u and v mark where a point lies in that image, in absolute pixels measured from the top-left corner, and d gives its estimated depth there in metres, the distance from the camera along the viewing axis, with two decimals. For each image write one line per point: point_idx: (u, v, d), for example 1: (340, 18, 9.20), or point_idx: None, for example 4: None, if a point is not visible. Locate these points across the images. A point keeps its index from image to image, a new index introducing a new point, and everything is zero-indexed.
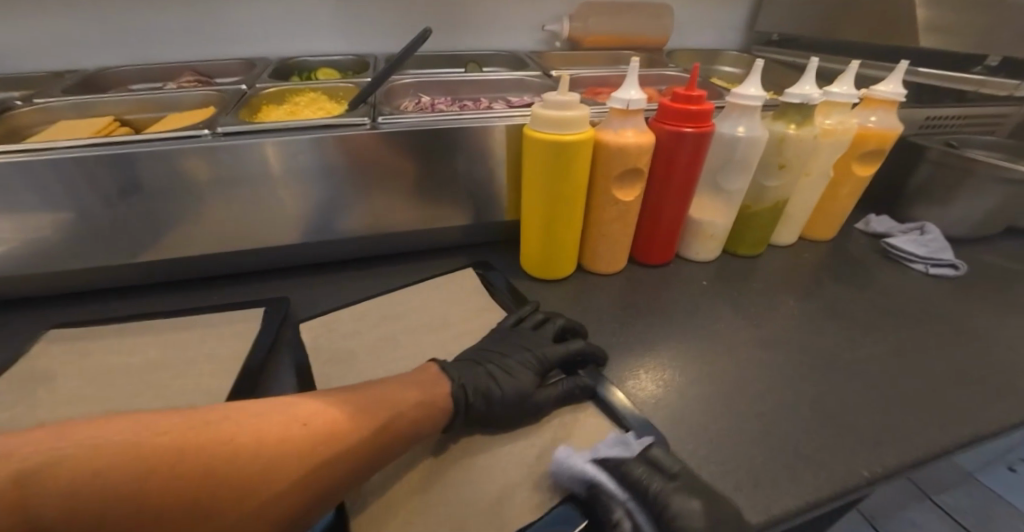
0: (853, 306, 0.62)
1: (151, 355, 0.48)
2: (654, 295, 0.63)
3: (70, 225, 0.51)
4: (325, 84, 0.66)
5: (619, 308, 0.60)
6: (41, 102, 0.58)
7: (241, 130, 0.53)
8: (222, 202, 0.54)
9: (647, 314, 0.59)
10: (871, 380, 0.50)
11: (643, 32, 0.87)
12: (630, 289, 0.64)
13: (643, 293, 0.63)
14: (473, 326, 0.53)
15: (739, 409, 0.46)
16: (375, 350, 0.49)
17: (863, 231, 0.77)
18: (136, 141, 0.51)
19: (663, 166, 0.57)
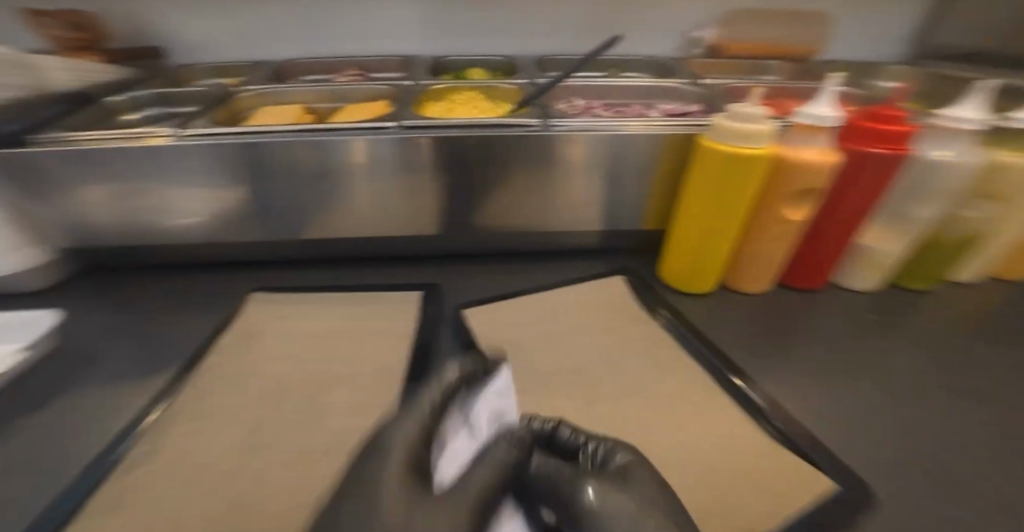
0: None
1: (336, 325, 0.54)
2: (807, 319, 0.59)
3: (275, 200, 0.58)
4: (485, 84, 0.68)
5: (774, 329, 0.57)
6: (255, 88, 0.66)
7: (422, 125, 0.57)
8: (397, 188, 0.59)
9: (804, 338, 0.56)
10: None
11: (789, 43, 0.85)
12: (782, 310, 0.60)
13: (797, 316, 0.59)
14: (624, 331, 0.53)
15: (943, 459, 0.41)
16: (534, 343, 0.51)
17: None
18: (335, 129, 0.57)
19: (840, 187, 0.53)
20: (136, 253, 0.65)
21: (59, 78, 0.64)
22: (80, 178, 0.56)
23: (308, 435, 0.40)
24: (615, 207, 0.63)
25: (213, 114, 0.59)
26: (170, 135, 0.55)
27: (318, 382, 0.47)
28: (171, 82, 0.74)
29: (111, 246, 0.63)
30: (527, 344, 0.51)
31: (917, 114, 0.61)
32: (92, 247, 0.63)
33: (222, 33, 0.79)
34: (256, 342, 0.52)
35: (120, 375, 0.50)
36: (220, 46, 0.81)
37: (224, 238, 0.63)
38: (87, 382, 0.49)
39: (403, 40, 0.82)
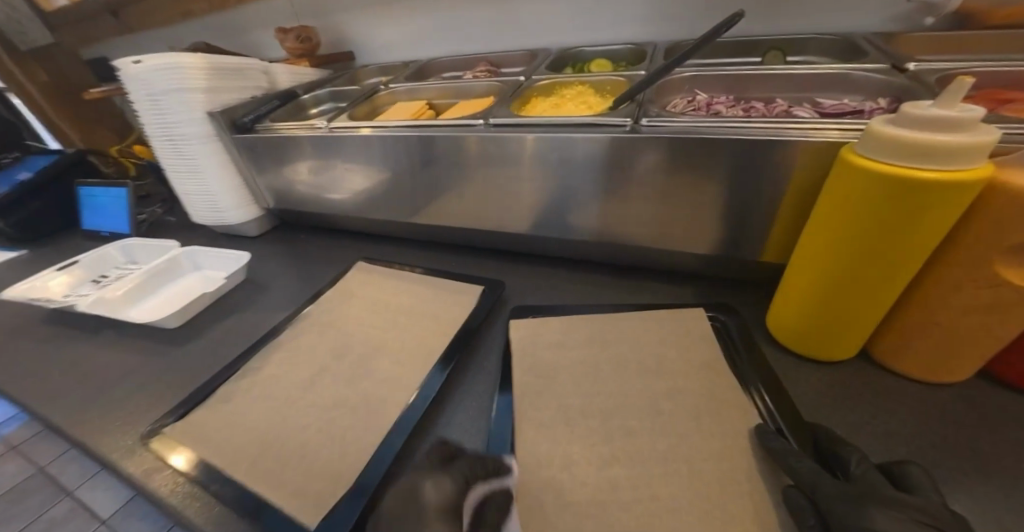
0: None
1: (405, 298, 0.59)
2: (1017, 439, 0.38)
3: (389, 186, 0.67)
4: (596, 77, 0.63)
5: (938, 435, 0.38)
6: (392, 88, 0.77)
7: (508, 123, 0.57)
8: (481, 182, 0.60)
9: (992, 465, 0.36)
10: None
11: None
12: (969, 412, 0.40)
13: (995, 428, 0.38)
14: (687, 380, 0.43)
15: None
16: (573, 366, 0.47)
17: None
18: (434, 125, 0.61)
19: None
20: (306, 216, 0.85)
21: (284, 81, 0.85)
22: (273, 157, 0.75)
23: (346, 393, 0.46)
24: (720, 228, 0.51)
25: (355, 109, 0.71)
26: (323, 128, 0.70)
27: (372, 346, 0.52)
28: (350, 81, 0.91)
29: (291, 210, 0.84)
30: (564, 365, 0.47)
31: None
32: (281, 209, 0.84)
33: (393, 38, 0.95)
34: (346, 301, 0.61)
35: (267, 308, 0.66)
36: (391, 50, 0.97)
37: (357, 212, 0.76)
38: (249, 308, 0.67)
39: (535, 34, 0.83)
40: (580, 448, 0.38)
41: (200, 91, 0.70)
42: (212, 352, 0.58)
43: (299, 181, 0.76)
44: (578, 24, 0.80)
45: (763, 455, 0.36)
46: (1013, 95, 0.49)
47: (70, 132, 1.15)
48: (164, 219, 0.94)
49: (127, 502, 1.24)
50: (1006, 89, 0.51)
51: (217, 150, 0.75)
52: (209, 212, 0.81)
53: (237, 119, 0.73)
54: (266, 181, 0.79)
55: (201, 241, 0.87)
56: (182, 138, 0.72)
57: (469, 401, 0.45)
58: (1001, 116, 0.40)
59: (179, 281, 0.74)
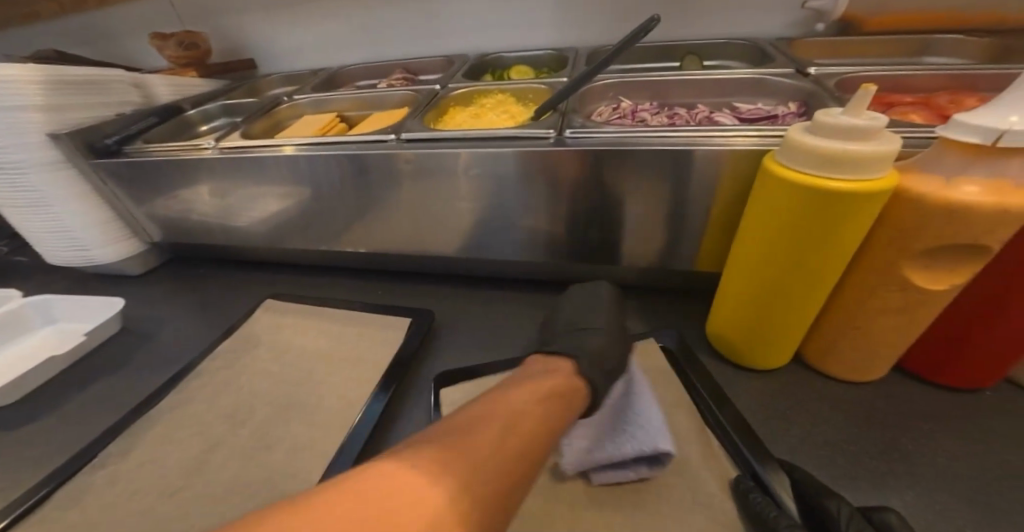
0: None
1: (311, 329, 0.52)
2: (931, 428, 0.39)
3: (297, 211, 0.60)
4: (517, 85, 0.60)
5: (862, 436, 0.39)
6: (296, 100, 0.69)
7: (421, 138, 0.52)
8: (399, 203, 0.54)
9: (914, 461, 0.37)
10: None
11: (955, 7, 0.60)
12: (886, 407, 0.41)
13: (910, 420, 0.40)
14: None
15: None
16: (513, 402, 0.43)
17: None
18: (340, 143, 0.55)
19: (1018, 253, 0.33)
20: (202, 248, 0.73)
21: (163, 93, 0.73)
22: (152, 185, 0.63)
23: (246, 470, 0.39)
24: (651, 238, 0.50)
25: (250, 125, 0.63)
26: (211, 149, 0.60)
27: (281, 404, 0.45)
28: (247, 91, 0.81)
29: (184, 242, 0.72)
30: None
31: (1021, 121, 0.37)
32: (170, 242, 0.72)
33: (297, 44, 0.85)
34: (249, 349, 0.53)
35: (151, 363, 0.55)
36: (295, 56, 0.87)
37: (263, 239, 0.66)
38: (128, 366, 0.55)
39: (453, 39, 0.79)
40: None
41: (37, 107, 0.56)
42: (74, 430, 0.47)
43: (188, 210, 0.66)
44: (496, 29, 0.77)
45: None
46: (898, 98, 0.53)
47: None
48: (14, 260, 0.77)
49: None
50: (892, 91, 0.55)
51: (73, 179, 0.61)
52: (69, 252, 0.66)
53: (99, 141, 0.61)
54: (146, 211, 0.67)
55: (67, 286, 0.72)
56: (15, 166, 0.57)
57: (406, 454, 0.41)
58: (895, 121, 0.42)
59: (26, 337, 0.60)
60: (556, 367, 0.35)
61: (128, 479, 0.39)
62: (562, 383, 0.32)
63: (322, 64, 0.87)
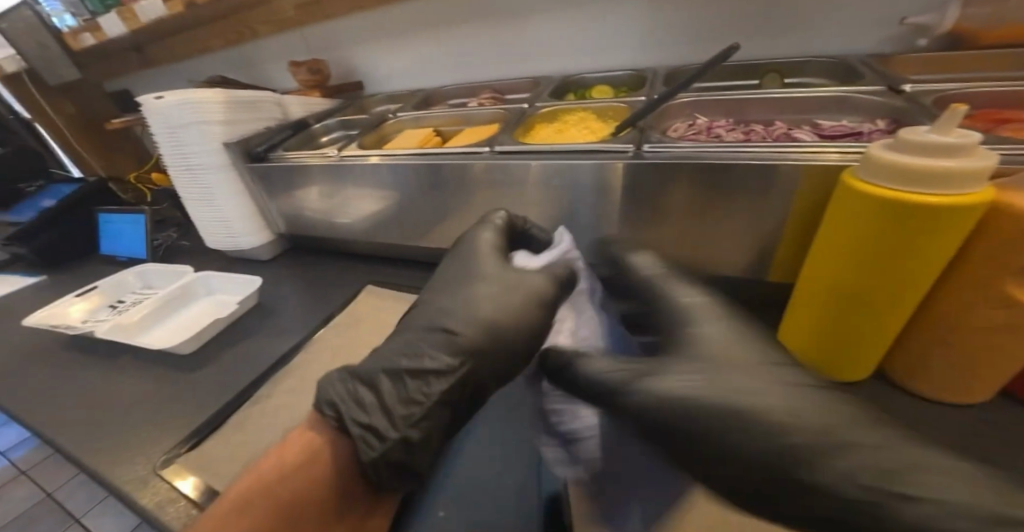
0: None
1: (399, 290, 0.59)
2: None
3: (399, 211, 0.69)
4: (597, 103, 0.65)
5: None
6: (399, 116, 0.79)
7: (511, 149, 0.58)
8: (485, 208, 0.61)
9: None
10: None
11: None
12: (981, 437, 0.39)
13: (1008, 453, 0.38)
14: None
15: None
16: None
17: None
18: (440, 152, 0.63)
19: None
20: (316, 241, 0.87)
21: (296, 111, 0.88)
22: (285, 186, 0.77)
23: None
24: (722, 250, 0.52)
25: (364, 138, 0.74)
26: (334, 156, 0.72)
27: None
28: (358, 108, 0.94)
29: (303, 235, 0.85)
30: None
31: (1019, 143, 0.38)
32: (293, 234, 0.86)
33: (401, 67, 0.98)
34: (355, 326, 0.62)
35: (279, 331, 0.67)
36: (398, 78, 1.00)
37: (367, 235, 0.77)
38: (262, 332, 0.68)
39: (537, 62, 0.86)
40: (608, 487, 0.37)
41: (216, 123, 0.74)
42: (227, 378, 0.59)
43: (310, 207, 0.78)
44: (579, 51, 0.83)
45: None
46: (1008, 114, 0.50)
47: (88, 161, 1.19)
48: (177, 243, 0.97)
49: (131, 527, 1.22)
50: (1003, 108, 0.52)
51: (231, 179, 0.78)
52: (224, 237, 0.84)
53: (251, 150, 0.76)
54: (279, 207, 0.81)
55: (216, 267, 0.89)
56: (199, 167, 0.76)
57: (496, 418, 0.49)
58: (1000, 138, 0.40)
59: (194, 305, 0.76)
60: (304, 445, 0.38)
61: (272, 417, 0.49)
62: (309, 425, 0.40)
63: (420, 85, 0.99)
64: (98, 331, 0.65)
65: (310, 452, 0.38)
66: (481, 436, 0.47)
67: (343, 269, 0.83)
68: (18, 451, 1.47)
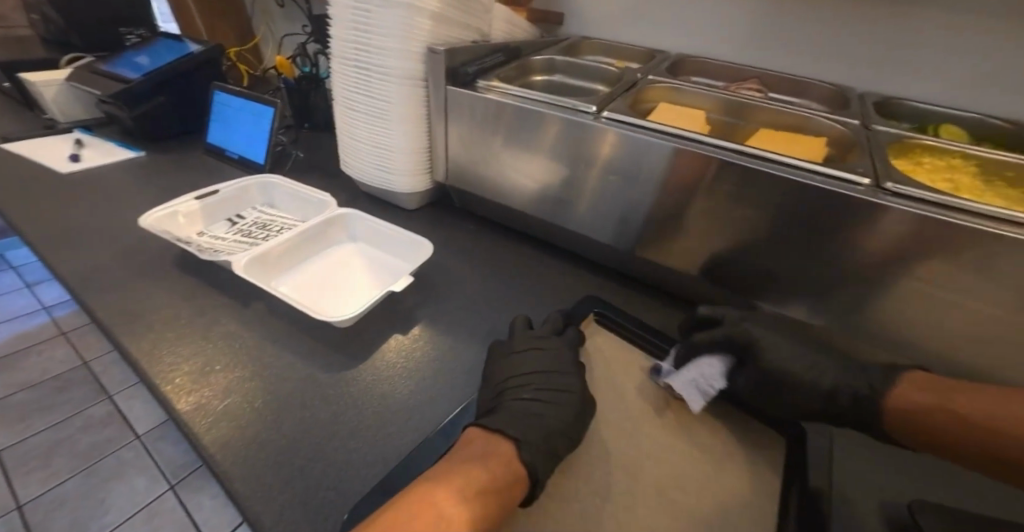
0: None
1: (567, 356, 0.42)
2: None
3: (650, 213, 0.52)
4: (990, 153, 0.45)
5: None
6: (655, 80, 0.59)
7: (918, 195, 0.39)
8: (792, 247, 0.45)
9: None
10: None
11: None
12: None
13: None
14: None
15: None
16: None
17: None
18: (776, 160, 0.44)
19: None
20: (475, 203, 0.69)
21: (497, 31, 0.67)
22: (489, 128, 0.58)
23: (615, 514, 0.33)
24: None
25: (618, 99, 0.54)
26: (589, 112, 0.53)
27: (629, 441, 0.39)
28: (568, 50, 0.73)
29: (470, 194, 0.67)
30: None
31: None
32: (453, 188, 0.68)
33: (626, 13, 0.77)
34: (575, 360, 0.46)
35: (450, 315, 0.52)
36: (617, 26, 0.79)
37: (572, 224, 0.59)
38: (433, 317, 0.52)
39: (828, 62, 0.66)
40: None
41: (427, 16, 0.53)
42: (410, 384, 0.43)
43: (509, 167, 0.60)
44: (902, 61, 0.62)
45: None
46: None
47: (198, 24, 1.02)
48: (296, 153, 0.81)
49: (166, 422, 1.13)
50: None
51: (415, 96, 0.58)
52: (374, 168, 0.66)
53: (458, 68, 0.56)
54: (460, 152, 0.62)
55: (346, 198, 0.71)
56: (384, 70, 0.56)
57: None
58: None
59: (336, 248, 0.59)
60: (496, 449, 0.32)
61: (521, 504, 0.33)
62: (490, 465, 0.30)
63: (644, 43, 0.78)
64: (234, 264, 0.47)
65: (497, 459, 0.31)
66: None
67: (507, 246, 0.66)
68: (60, 310, 1.38)
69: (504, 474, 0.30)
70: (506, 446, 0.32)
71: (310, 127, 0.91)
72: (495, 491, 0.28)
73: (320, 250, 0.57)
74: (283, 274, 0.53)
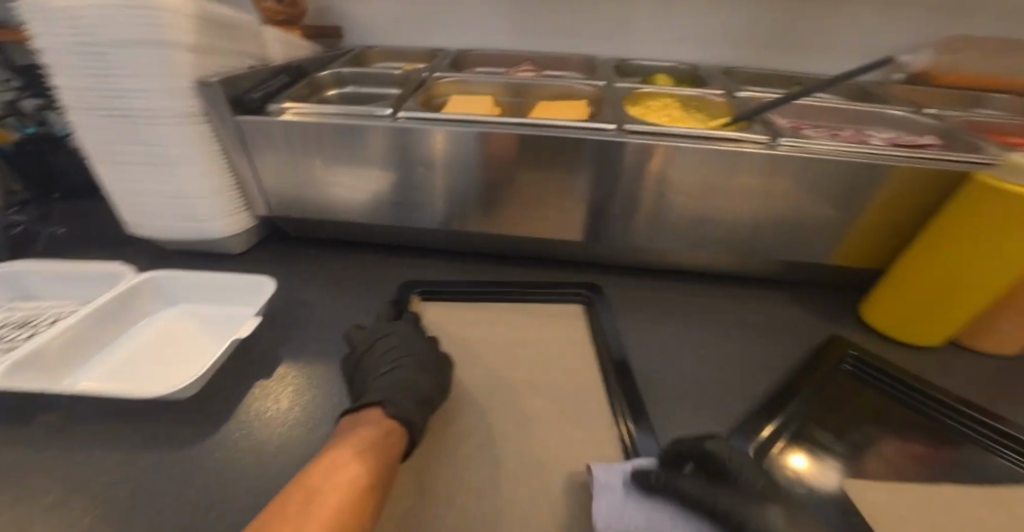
0: None
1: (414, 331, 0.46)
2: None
3: (473, 193, 0.59)
4: (685, 92, 0.63)
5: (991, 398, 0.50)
6: (441, 76, 0.65)
7: (644, 131, 0.54)
8: (583, 190, 0.57)
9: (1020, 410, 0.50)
10: None
11: None
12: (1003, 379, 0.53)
13: None
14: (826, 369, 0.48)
15: None
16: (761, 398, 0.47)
17: None
18: (550, 124, 0.55)
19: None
20: (307, 228, 0.67)
21: (274, 53, 0.65)
22: (297, 150, 0.57)
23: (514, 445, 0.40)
24: (804, 241, 0.58)
25: (413, 99, 0.59)
26: (387, 117, 0.56)
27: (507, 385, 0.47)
28: (356, 62, 0.75)
29: (300, 220, 0.65)
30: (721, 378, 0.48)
31: (991, 149, 0.52)
32: (279, 219, 0.65)
33: (399, 18, 0.81)
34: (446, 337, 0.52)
35: (313, 341, 0.52)
36: (394, 30, 0.83)
37: (410, 221, 0.63)
38: (295, 350, 0.50)
39: (573, 41, 0.80)
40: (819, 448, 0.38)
41: (187, 49, 0.49)
42: (288, 422, 0.42)
43: (330, 183, 0.60)
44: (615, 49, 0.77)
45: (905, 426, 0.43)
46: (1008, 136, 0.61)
47: None
48: (53, 232, 0.67)
49: None
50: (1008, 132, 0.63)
51: (201, 135, 0.53)
52: (176, 220, 0.58)
53: (240, 97, 0.54)
54: (274, 180, 0.60)
55: (149, 264, 0.62)
56: (150, 113, 0.50)
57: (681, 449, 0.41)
58: (1001, 147, 0.54)
59: (147, 320, 0.52)
60: (364, 420, 0.35)
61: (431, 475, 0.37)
62: (365, 433, 0.32)
63: (424, 43, 0.83)
64: None
65: (366, 427, 0.33)
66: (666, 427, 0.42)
67: (357, 258, 0.67)
68: None
69: (377, 432, 0.33)
70: (373, 412, 0.35)
71: (60, 197, 0.76)
72: (374, 447, 0.31)
73: (124, 328, 0.49)
74: (78, 370, 0.44)
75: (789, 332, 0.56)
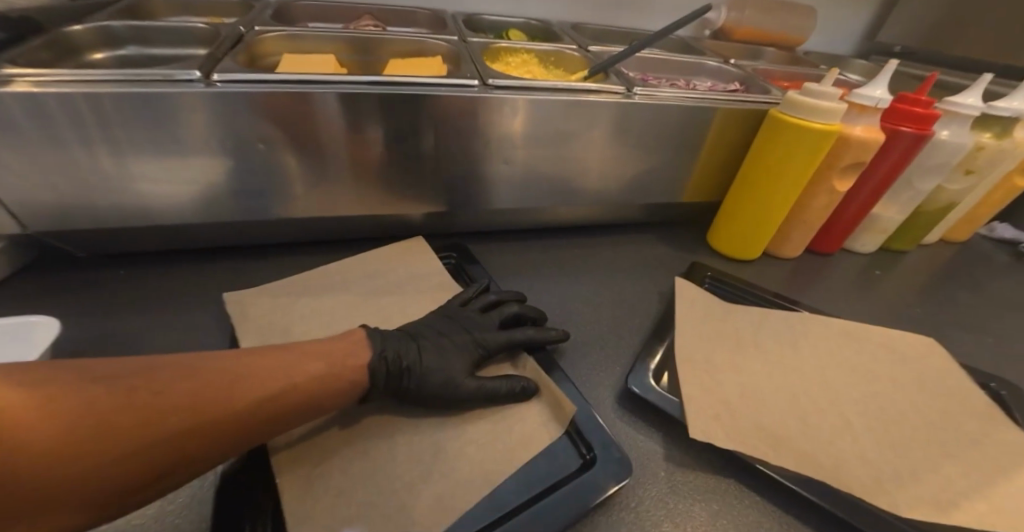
0: (961, 307, 0.73)
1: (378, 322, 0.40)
2: (809, 282, 0.69)
3: (330, 168, 0.51)
4: (541, 47, 0.63)
5: (791, 290, 0.65)
6: (265, 31, 0.54)
7: (508, 86, 0.53)
8: (456, 155, 0.54)
9: (807, 294, 0.66)
10: (991, 362, 0.62)
11: (786, 30, 0.91)
12: (796, 275, 0.69)
13: (805, 282, 0.68)
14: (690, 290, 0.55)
15: (940, 371, 0.52)
16: (644, 327, 0.52)
17: (988, 236, 0.93)
18: (407, 83, 0.50)
19: (921, 144, 0.61)
20: (101, 239, 0.51)
21: None
22: (53, 133, 0.41)
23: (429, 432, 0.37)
24: (658, 183, 0.65)
25: (233, 57, 0.48)
26: (196, 81, 0.44)
27: None
28: (132, 14, 0.57)
29: (88, 230, 0.49)
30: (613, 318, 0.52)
31: (776, 91, 0.65)
32: (49, 232, 0.48)
33: None
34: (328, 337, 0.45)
35: None
36: None
37: (254, 211, 0.52)
38: None
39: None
40: (696, 361, 0.45)
41: None
42: None
43: (123, 175, 0.45)
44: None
45: (746, 324, 0.53)
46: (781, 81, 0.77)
47: None
48: None
49: None
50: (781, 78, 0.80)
51: None
52: None
53: None
54: (26, 180, 0.43)
55: None
56: None
57: (594, 389, 0.43)
58: (781, 89, 0.67)
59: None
60: (350, 336, 0.38)
61: (353, 483, 0.32)
62: (341, 348, 0.36)
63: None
64: None
65: (350, 345, 0.37)
66: (576, 374, 0.45)
67: (188, 268, 0.54)
68: None
69: (363, 357, 0.36)
70: (360, 333, 0.38)
71: None
72: (336, 372, 0.34)
73: None
74: None
75: (657, 266, 0.63)
